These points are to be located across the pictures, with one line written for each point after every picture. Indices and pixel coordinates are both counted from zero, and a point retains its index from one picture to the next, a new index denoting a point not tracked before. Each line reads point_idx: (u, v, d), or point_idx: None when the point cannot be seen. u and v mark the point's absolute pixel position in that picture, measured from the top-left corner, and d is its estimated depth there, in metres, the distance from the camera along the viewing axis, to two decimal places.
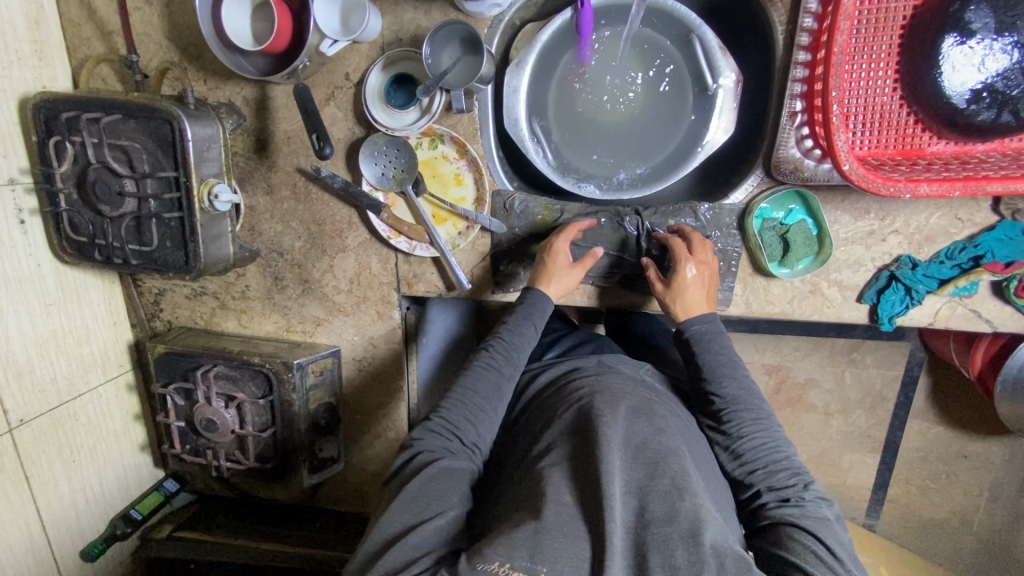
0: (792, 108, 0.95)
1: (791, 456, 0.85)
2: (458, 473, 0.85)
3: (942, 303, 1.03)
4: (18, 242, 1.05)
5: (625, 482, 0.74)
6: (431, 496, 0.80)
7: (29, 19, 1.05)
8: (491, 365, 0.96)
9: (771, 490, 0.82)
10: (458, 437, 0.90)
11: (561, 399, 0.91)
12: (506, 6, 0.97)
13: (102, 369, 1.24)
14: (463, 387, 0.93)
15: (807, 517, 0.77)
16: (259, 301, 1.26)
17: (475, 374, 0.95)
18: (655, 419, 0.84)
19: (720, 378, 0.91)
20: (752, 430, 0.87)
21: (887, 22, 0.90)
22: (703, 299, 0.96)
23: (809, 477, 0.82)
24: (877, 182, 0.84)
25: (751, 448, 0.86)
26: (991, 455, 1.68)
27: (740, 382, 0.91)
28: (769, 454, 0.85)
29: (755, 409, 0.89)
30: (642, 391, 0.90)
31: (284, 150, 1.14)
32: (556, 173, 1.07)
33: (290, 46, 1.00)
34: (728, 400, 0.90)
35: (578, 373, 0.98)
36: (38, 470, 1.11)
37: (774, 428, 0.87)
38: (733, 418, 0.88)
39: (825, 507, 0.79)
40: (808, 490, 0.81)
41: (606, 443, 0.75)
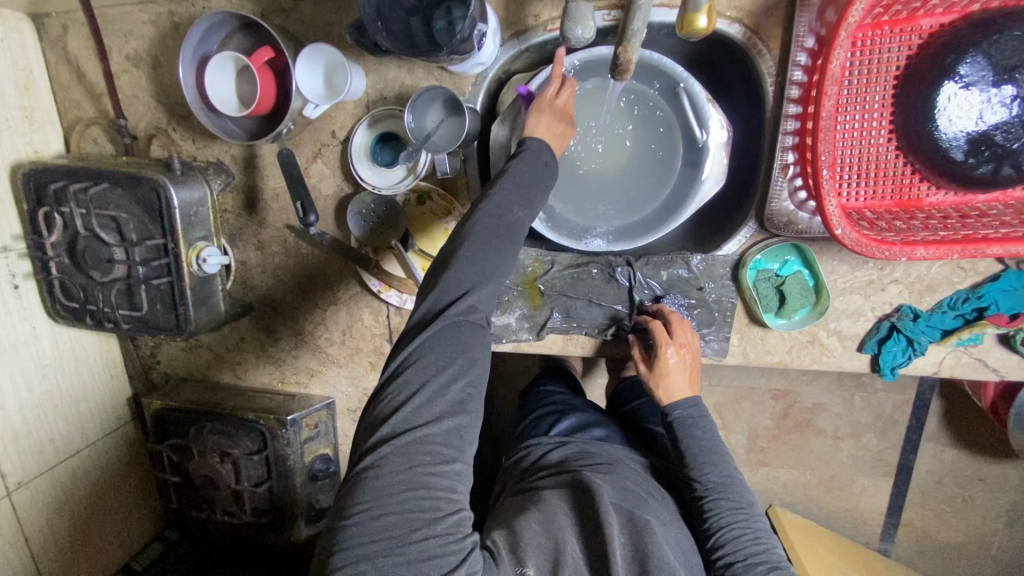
0: (784, 160, 0.93)
1: (771, 553, 0.82)
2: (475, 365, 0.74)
3: (947, 353, 1.00)
4: (12, 308, 1.06)
5: (625, 559, 0.72)
6: (458, 423, 0.72)
7: (19, 86, 1.06)
8: (508, 261, 0.79)
9: None
10: (474, 332, 0.75)
11: (558, 478, 0.87)
12: (489, 63, 0.96)
13: (99, 424, 1.25)
14: (472, 262, 0.75)
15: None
16: (253, 353, 1.26)
17: (491, 259, 0.77)
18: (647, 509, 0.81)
19: (703, 465, 0.90)
20: (732, 519, 0.85)
21: (881, 72, 0.88)
22: (685, 382, 0.98)
23: (789, 573, 0.79)
24: (871, 246, 0.81)
25: (731, 538, 0.83)
26: (1007, 478, 1.65)
27: (724, 470, 0.90)
28: (750, 546, 0.82)
29: (737, 499, 0.87)
30: (646, 485, 0.89)
31: (274, 207, 1.13)
32: (546, 227, 1.05)
33: (274, 109, 1.00)
34: (710, 487, 0.89)
35: (585, 455, 0.94)
36: (37, 531, 1.11)
37: (755, 520, 0.86)
38: (715, 506, 0.87)
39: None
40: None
41: (608, 521, 0.74)
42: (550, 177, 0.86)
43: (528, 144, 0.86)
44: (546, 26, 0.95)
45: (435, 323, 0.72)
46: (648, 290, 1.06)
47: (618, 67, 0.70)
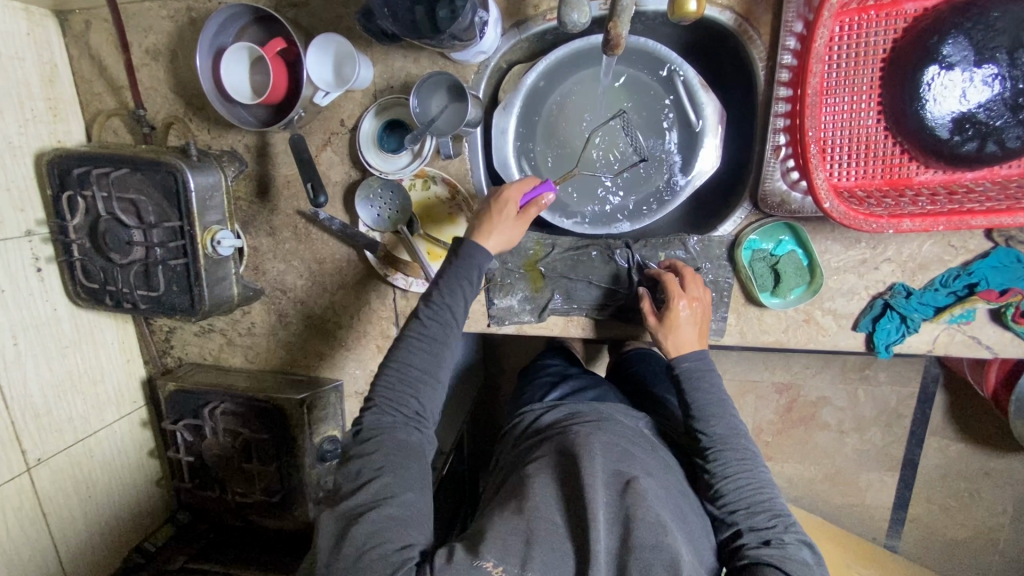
0: (776, 142, 0.96)
1: (773, 499, 0.84)
2: (403, 445, 0.86)
3: (940, 331, 1.01)
4: (34, 290, 1.11)
5: (609, 519, 0.76)
6: (382, 482, 0.81)
7: (44, 79, 1.12)
8: (428, 338, 0.90)
9: (752, 530, 0.82)
10: (401, 415, 0.88)
11: (556, 440, 0.91)
12: (490, 52, 1.00)
13: (116, 406, 1.29)
14: (398, 361, 0.90)
15: (786, 560, 0.77)
16: (265, 337, 1.30)
17: (411, 347, 0.90)
18: (638, 463, 0.85)
19: (708, 418, 0.90)
20: (737, 470, 0.86)
21: (867, 56, 0.91)
22: (694, 335, 0.97)
23: (790, 519, 0.82)
24: (859, 219, 0.85)
25: (735, 489, 0.85)
26: (1013, 471, 1.64)
27: (729, 422, 0.90)
28: (752, 495, 0.84)
29: (741, 449, 0.88)
30: (636, 439, 0.91)
31: (285, 194, 1.18)
32: (546, 211, 1.09)
33: (286, 98, 1.05)
34: (715, 440, 0.89)
35: (576, 417, 0.97)
36: (55, 506, 1.15)
37: (758, 469, 0.87)
38: (719, 457, 0.88)
39: (803, 551, 0.79)
40: (788, 532, 0.81)
41: (590, 482, 0.78)
42: (477, 274, 0.92)
43: (461, 245, 0.93)
44: (545, 16, 0.99)
45: (364, 416, 0.88)
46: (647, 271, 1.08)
47: (610, 44, 0.74)
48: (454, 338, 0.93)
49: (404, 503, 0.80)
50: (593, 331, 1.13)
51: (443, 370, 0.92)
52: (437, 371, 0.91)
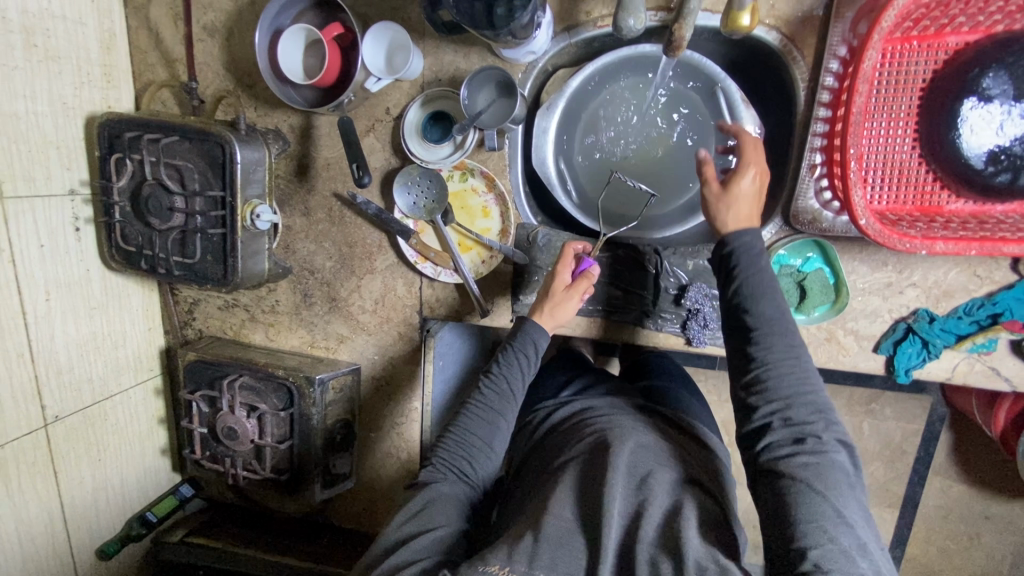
0: (812, 160, 0.98)
1: (824, 424, 0.79)
2: (453, 499, 0.87)
3: (960, 359, 1.03)
4: (71, 249, 1.13)
5: (625, 508, 0.77)
6: (423, 522, 0.83)
7: (102, 45, 1.15)
8: (485, 405, 0.95)
9: (791, 421, 0.79)
10: (453, 473, 0.91)
11: (574, 434, 0.93)
12: (540, 53, 1.03)
13: (134, 372, 1.30)
14: (458, 425, 0.94)
15: (827, 495, 0.72)
16: (287, 317, 1.31)
17: (470, 411, 0.95)
18: (663, 457, 0.85)
19: (759, 299, 0.84)
20: (788, 393, 0.80)
21: (907, 84, 0.94)
22: (749, 210, 0.89)
23: (830, 415, 0.80)
24: (892, 237, 0.87)
25: (781, 412, 0.80)
26: (1016, 518, 1.63)
27: (776, 303, 0.84)
28: (800, 421, 0.79)
29: (795, 363, 0.81)
30: (654, 432, 0.92)
31: (324, 176, 1.20)
32: (579, 211, 1.13)
33: (337, 82, 1.08)
34: (762, 321, 0.83)
35: (590, 411, 0.99)
36: (66, 466, 1.16)
37: (805, 358, 0.82)
38: (770, 375, 0.81)
39: (845, 484, 0.74)
40: (828, 431, 0.78)
41: (610, 471, 0.79)
42: (536, 359, 0.98)
43: (522, 325, 1.00)
44: (597, 22, 1.02)
45: (420, 470, 0.92)
46: (674, 278, 1.09)
47: (671, 47, 0.77)
48: (510, 409, 0.96)
49: (438, 535, 0.81)
50: (616, 334, 1.14)
51: (499, 441, 0.95)
52: (491, 438, 0.94)
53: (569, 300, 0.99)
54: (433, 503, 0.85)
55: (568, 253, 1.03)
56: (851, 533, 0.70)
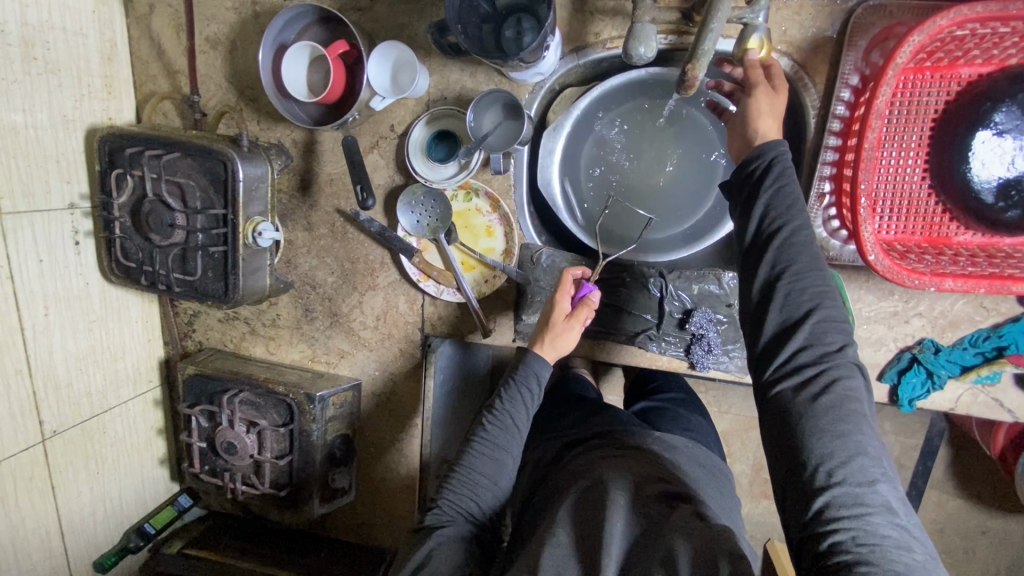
0: (821, 189, 0.98)
1: (844, 363, 0.71)
2: (461, 543, 0.86)
3: (964, 390, 1.02)
4: (70, 262, 1.12)
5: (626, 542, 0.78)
6: (431, 572, 0.82)
7: (103, 56, 1.13)
8: (490, 442, 0.94)
9: (806, 331, 0.72)
10: (459, 515, 0.89)
11: (574, 463, 0.93)
12: (547, 74, 1.02)
13: (132, 384, 1.29)
14: (463, 464, 0.93)
15: (842, 440, 0.67)
16: (288, 330, 1.30)
17: (474, 450, 0.94)
18: (668, 489, 0.84)
19: (784, 214, 0.75)
20: (809, 333, 0.72)
21: (919, 115, 0.93)
22: (776, 129, 0.81)
23: (848, 340, 0.72)
24: (902, 274, 0.87)
25: (798, 355, 0.72)
26: (1013, 534, 1.64)
27: (800, 222, 0.76)
28: (824, 367, 0.70)
29: (818, 298, 0.73)
30: (654, 462, 0.91)
31: (327, 191, 1.19)
32: (583, 233, 1.11)
33: (341, 99, 1.06)
34: (783, 238, 0.75)
35: (591, 440, 0.98)
36: (64, 480, 1.15)
37: (827, 274, 0.74)
38: (786, 307, 0.73)
39: (865, 424, 0.68)
40: (843, 356, 0.71)
41: (608, 505, 0.79)
42: (538, 391, 0.98)
43: (524, 357, 0.99)
44: (606, 44, 1.01)
45: (425, 514, 0.90)
46: (678, 302, 1.08)
47: (683, 84, 0.75)
48: (515, 443, 0.95)
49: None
50: (619, 357, 1.14)
51: (505, 478, 0.93)
52: (497, 475, 0.92)
53: (569, 327, 0.99)
54: (439, 550, 0.84)
55: (568, 279, 1.02)
56: (870, 475, 0.65)
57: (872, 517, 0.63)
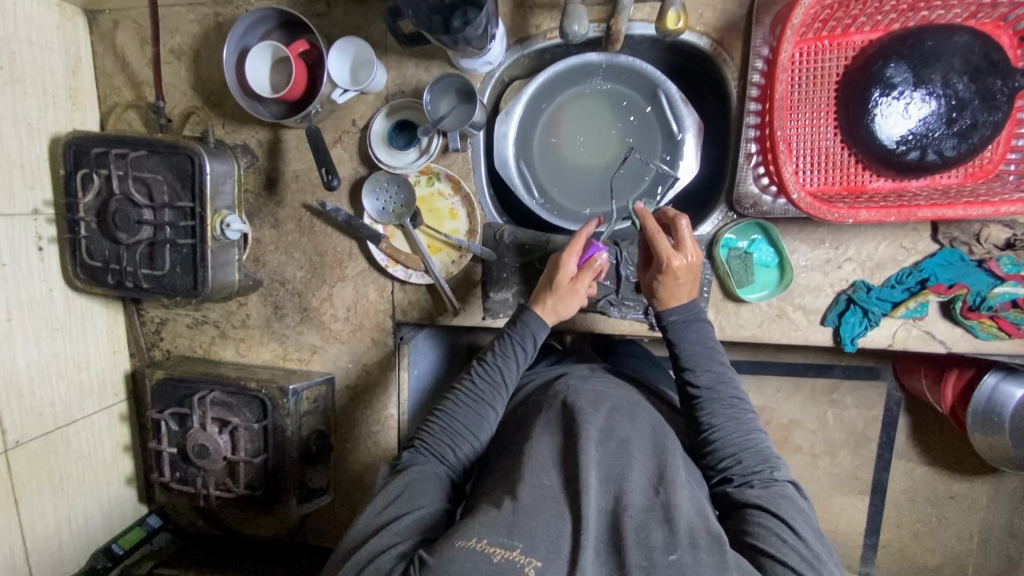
0: (748, 150, 1.07)
1: (740, 403, 0.92)
2: (434, 481, 0.89)
3: (898, 326, 1.11)
4: (33, 268, 1.11)
5: (605, 472, 0.79)
6: (404, 502, 0.84)
7: (67, 69, 1.18)
8: (475, 395, 0.98)
9: (740, 472, 0.86)
10: (435, 458, 0.93)
11: (547, 396, 0.97)
12: (495, 64, 1.11)
13: (98, 397, 1.26)
14: (446, 411, 0.97)
15: (748, 459, 0.87)
16: (258, 330, 1.31)
17: (458, 399, 0.98)
18: (636, 417, 0.90)
19: (697, 368, 0.95)
20: (712, 390, 0.93)
21: (824, 79, 1.06)
22: (689, 291, 0.98)
23: (777, 464, 0.87)
24: (823, 209, 0.98)
25: (710, 408, 0.92)
26: (977, 495, 1.66)
27: (717, 373, 0.94)
28: (724, 411, 0.92)
29: (704, 354, 0.96)
30: (624, 394, 0.96)
31: (293, 188, 1.23)
32: (541, 208, 1.19)
33: (303, 96, 1.13)
34: (703, 388, 0.93)
35: (566, 375, 1.04)
36: (26, 494, 1.10)
37: (749, 416, 0.92)
38: (726, 456, 0.88)
39: (766, 443, 0.89)
40: (774, 476, 0.85)
41: (584, 437, 0.81)
42: (529, 354, 1.01)
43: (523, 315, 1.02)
44: (547, 34, 1.11)
45: (402, 454, 0.94)
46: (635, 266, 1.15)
47: (610, 39, 0.96)
48: (499, 400, 0.98)
49: (418, 517, 0.82)
50: (584, 325, 1.19)
51: (486, 432, 0.96)
52: (478, 427, 0.96)
53: (573, 292, 1.01)
54: (413, 485, 0.86)
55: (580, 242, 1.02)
56: (774, 481, 0.85)
57: (787, 514, 0.79)
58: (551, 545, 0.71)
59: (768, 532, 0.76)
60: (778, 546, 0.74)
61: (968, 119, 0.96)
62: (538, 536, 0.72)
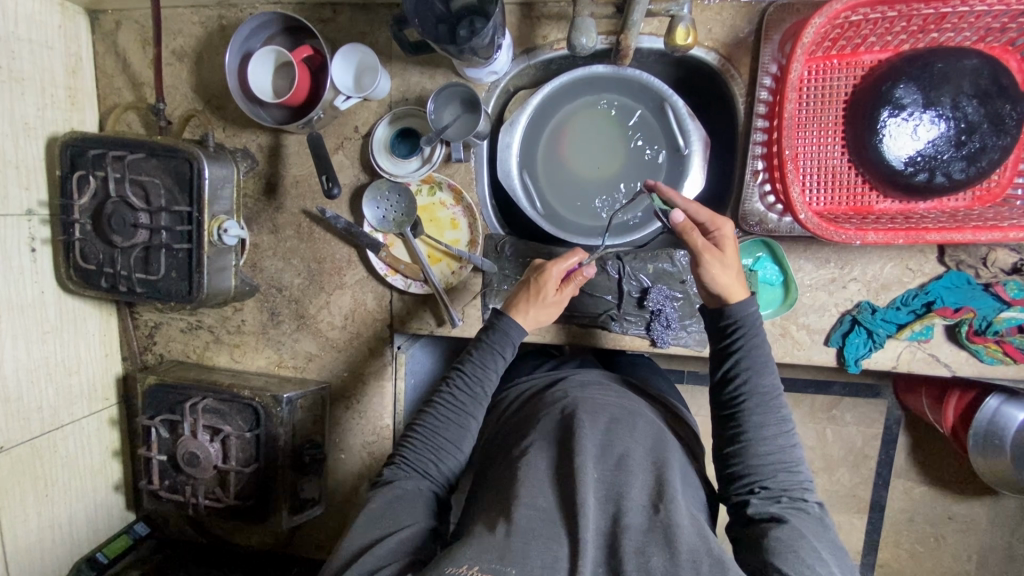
0: (754, 167, 1.06)
1: (788, 418, 0.88)
2: (421, 498, 0.87)
3: (902, 348, 1.10)
4: (25, 270, 1.09)
5: (603, 491, 0.77)
6: (388, 524, 0.82)
7: (67, 69, 1.16)
8: (455, 405, 0.95)
9: (771, 485, 0.84)
10: (418, 473, 0.91)
11: (545, 407, 0.95)
12: (501, 73, 1.10)
13: (88, 401, 1.24)
14: (426, 424, 0.94)
15: (783, 476, 0.84)
16: (253, 336, 1.29)
17: (438, 410, 0.95)
18: (635, 430, 0.87)
19: (756, 374, 0.90)
20: (766, 399, 0.88)
21: (832, 98, 1.05)
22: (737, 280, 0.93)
23: (810, 488, 0.84)
24: (830, 230, 0.97)
25: (758, 419, 0.87)
26: (977, 517, 1.64)
27: (773, 383, 0.90)
28: (773, 423, 0.87)
29: (761, 364, 0.91)
30: (624, 405, 0.93)
31: (293, 193, 1.22)
32: (542, 220, 1.16)
33: (305, 102, 1.12)
34: (757, 396, 0.88)
35: (560, 382, 1.03)
36: (9, 502, 1.08)
37: (794, 432, 0.88)
38: (761, 467, 0.85)
39: (803, 464, 0.86)
40: (805, 498, 0.83)
41: (582, 454, 0.79)
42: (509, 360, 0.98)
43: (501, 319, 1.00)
44: (553, 45, 1.10)
45: (384, 469, 0.91)
46: (636, 281, 1.14)
47: (620, 53, 0.96)
48: (480, 409, 0.96)
49: (404, 538, 0.79)
50: (584, 339, 1.17)
51: (467, 442, 0.94)
52: (459, 438, 0.93)
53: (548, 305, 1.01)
54: (396, 505, 0.84)
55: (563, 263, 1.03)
56: (803, 501, 0.83)
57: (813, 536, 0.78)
58: (547, 568, 0.70)
59: (785, 547, 0.75)
60: (793, 563, 0.73)
61: (978, 142, 0.95)
62: (534, 559, 0.70)
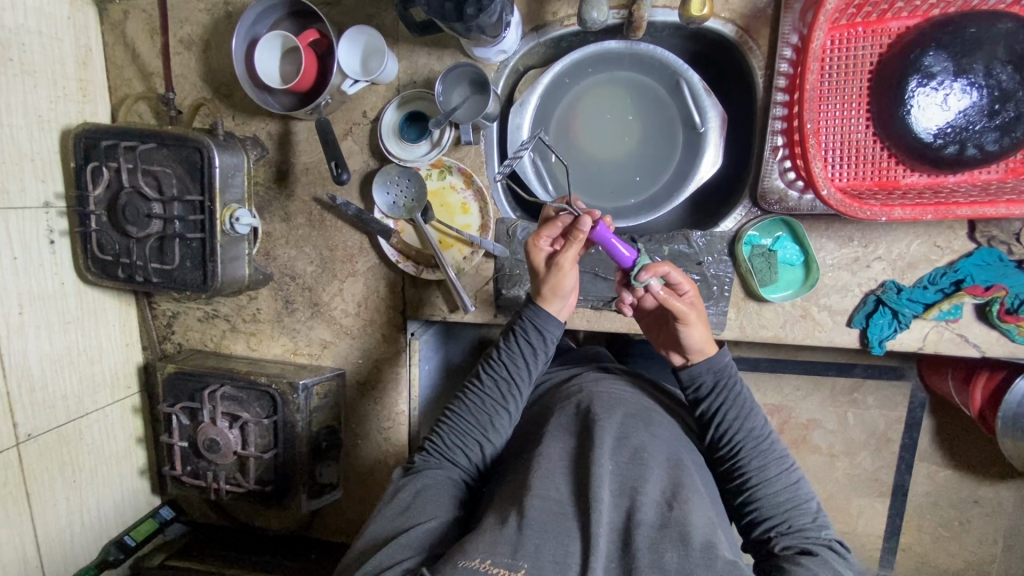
0: (774, 143, 1.02)
1: (781, 457, 0.90)
2: (444, 487, 0.87)
3: (929, 328, 1.06)
4: (45, 261, 1.11)
5: (617, 485, 0.77)
6: (414, 513, 0.82)
7: (78, 60, 1.17)
8: (486, 397, 0.95)
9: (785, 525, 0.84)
10: (447, 461, 0.92)
11: (561, 401, 0.95)
12: (510, 52, 1.08)
13: (110, 390, 1.26)
14: (457, 413, 0.95)
15: (792, 516, 0.84)
16: (269, 324, 1.30)
17: (468, 402, 0.95)
18: (652, 425, 0.87)
19: (739, 420, 0.92)
20: (754, 444, 0.90)
21: (856, 68, 1.00)
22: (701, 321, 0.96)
23: (820, 520, 0.84)
24: (854, 206, 0.93)
25: (749, 462, 0.89)
26: (1004, 501, 1.59)
27: (757, 424, 0.92)
28: (766, 464, 0.89)
29: (747, 409, 0.93)
30: (640, 401, 0.93)
31: (303, 181, 1.21)
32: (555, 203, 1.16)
33: (312, 88, 1.11)
34: (744, 443, 0.91)
35: (581, 377, 1.03)
36: (39, 487, 1.11)
37: (789, 468, 0.89)
38: (769, 512, 0.86)
39: (809, 497, 0.87)
40: (820, 534, 0.83)
41: (597, 447, 0.79)
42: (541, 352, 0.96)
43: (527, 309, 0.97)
44: (563, 22, 1.07)
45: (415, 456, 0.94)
46: None
47: (632, 25, 0.94)
48: (511, 401, 0.96)
49: (429, 529, 0.79)
50: (598, 324, 1.15)
51: (496, 433, 0.95)
52: (490, 433, 0.94)
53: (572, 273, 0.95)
54: (424, 494, 0.85)
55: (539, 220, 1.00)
56: (821, 536, 0.83)
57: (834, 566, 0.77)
58: (560, 563, 0.69)
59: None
60: None
61: (1013, 111, 0.90)
62: (545, 553, 0.69)
